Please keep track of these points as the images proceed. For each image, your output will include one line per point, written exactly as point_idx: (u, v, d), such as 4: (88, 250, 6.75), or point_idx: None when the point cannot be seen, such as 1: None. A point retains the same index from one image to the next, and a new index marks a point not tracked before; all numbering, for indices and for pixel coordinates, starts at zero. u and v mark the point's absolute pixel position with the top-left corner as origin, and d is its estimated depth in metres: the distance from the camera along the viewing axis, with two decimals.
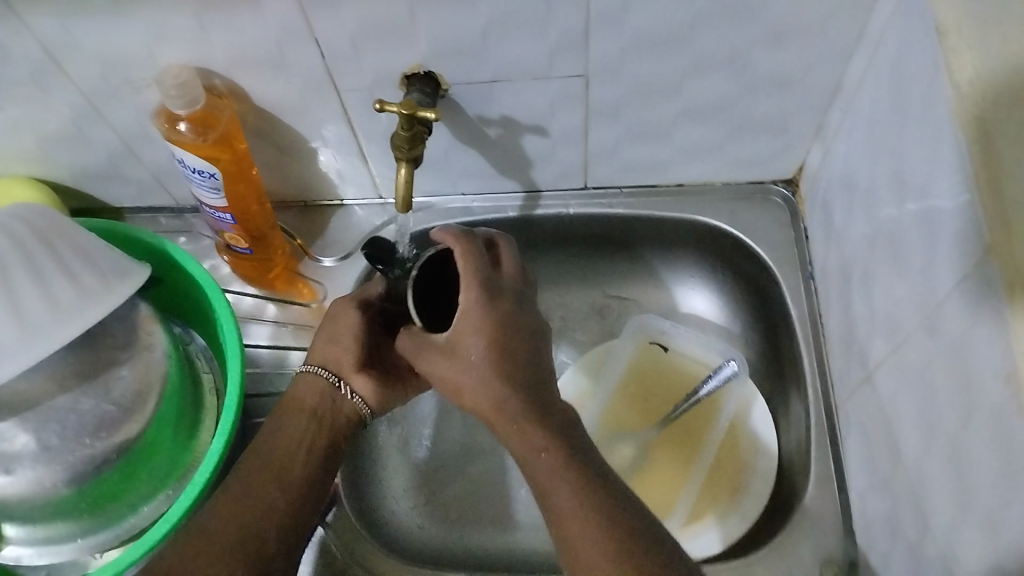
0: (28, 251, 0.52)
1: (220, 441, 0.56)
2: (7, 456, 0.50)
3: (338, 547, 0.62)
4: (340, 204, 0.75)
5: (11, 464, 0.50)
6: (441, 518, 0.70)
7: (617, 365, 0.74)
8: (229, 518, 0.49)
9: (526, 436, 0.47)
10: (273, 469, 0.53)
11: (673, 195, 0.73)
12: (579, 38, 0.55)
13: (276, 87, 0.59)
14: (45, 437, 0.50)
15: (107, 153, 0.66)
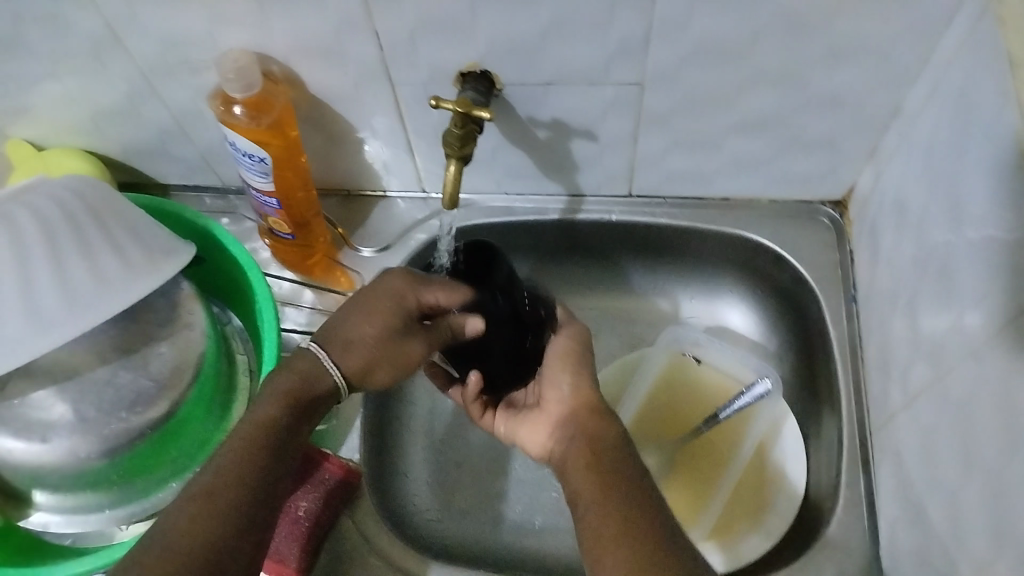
0: (78, 222, 0.53)
1: None
2: (44, 423, 0.50)
3: (354, 530, 0.62)
4: (383, 196, 0.75)
5: (47, 430, 0.51)
6: (459, 512, 0.70)
7: (647, 374, 0.73)
8: (226, 473, 0.45)
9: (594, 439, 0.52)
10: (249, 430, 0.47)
11: (718, 208, 0.72)
12: (638, 44, 0.55)
13: (330, 76, 0.59)
14: (83, 407, 0.51)
15: (159, 131, 0.67)
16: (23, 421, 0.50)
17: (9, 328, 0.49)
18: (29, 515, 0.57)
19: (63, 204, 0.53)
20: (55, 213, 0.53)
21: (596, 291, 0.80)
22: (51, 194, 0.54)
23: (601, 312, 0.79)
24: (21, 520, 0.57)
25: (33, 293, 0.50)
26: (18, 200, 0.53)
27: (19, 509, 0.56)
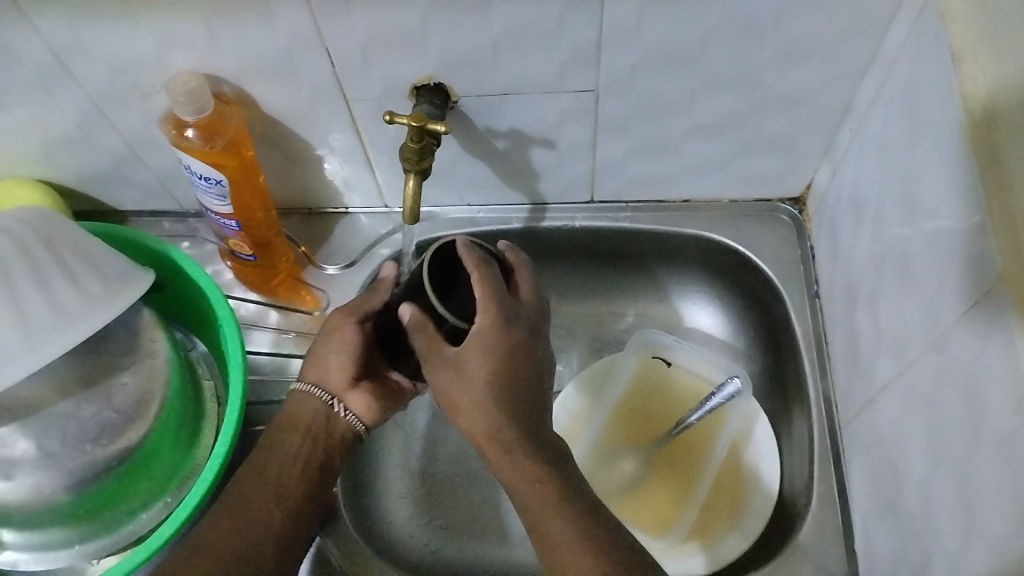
0: (34, 256, 0.53)
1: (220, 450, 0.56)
2: (6, 461, 0.49)
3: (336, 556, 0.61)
4: (345, 212, 0.75)
5: (9, 468, 0.50)
6: (439, 526, 0.70)
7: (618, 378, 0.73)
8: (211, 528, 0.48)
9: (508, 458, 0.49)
10: (272, 485, 0.52)
11: (680, 210, 0.72)
12: (591, 53, 0.55)
13: (285, 95, 0.59)
14: (45, 443, 0.50)
15: (113, 157, 0.66)
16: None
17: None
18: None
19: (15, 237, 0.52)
20: (8, 247, 0.52)
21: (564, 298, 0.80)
22: (4, 229, 0.53)
23: (570, 318, 0.79)
24: None
25: None
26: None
27: None
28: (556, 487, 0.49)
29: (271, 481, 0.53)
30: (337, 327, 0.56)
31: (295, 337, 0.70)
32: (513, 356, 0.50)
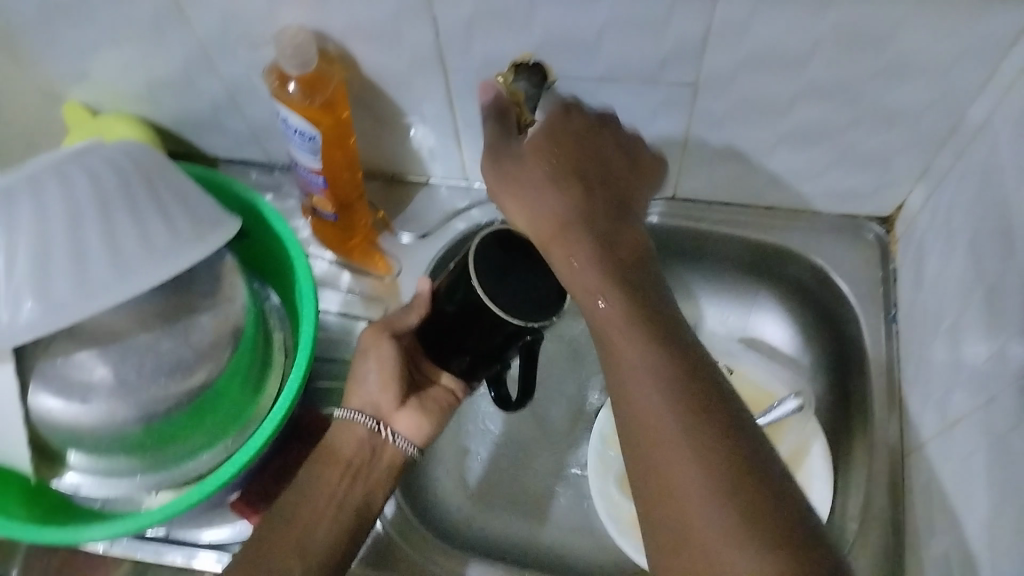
0: (132, 188, 0.53)
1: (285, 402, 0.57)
2: (84, 385, 0.52)
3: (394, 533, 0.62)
4: (425, 182, 0.75)
5: (86, 392, 0.52)
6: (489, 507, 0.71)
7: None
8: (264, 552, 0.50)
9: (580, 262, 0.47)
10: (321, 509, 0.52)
11: (764, 217, 0.71)
12: (696, 47, 0.54)
13: (385, 60, 0.60)
14: (122, 372, 0.52)
15: (212, 104, 0.67)
16: (64, 383, 0.52)
17: (61, 288, 0.50)
18: (60, 477, 0.58)
19: (117, 168, 0.54)
20: (110, 176, 0.53)
21: None
22: (107, 157, 0.54)
23: None
24: (53, 479, 0.58)
25: (83, 255, 0.51)
26: (75, 161, 0.53)
27: (54, 469, 0.57)
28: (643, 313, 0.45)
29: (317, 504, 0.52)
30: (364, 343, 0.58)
31: (364, 300, 0.71)
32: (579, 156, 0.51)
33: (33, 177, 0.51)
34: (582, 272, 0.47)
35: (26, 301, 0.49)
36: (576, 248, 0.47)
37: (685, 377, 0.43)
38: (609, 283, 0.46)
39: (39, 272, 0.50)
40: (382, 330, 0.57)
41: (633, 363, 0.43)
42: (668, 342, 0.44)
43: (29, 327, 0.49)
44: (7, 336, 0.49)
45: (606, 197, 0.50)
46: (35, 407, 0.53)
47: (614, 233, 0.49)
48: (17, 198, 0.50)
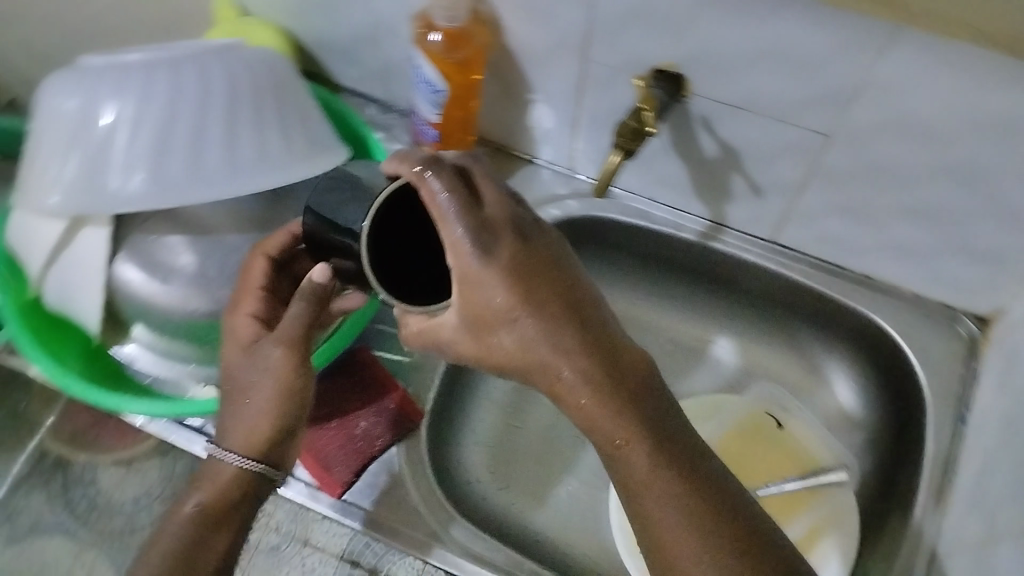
0: (264, 97, 0.55)
1: None
2: (167, 267, 0.55)
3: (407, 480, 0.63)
4: (531, 161, 0.75)
5: (169, 273, 0.55)
6: (508, 483, 0.71)
7: (713, 423, 0.70)
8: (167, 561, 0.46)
9: (586, 409, 0.43)
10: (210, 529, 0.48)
11: (858, 284, 0.69)
12: (842, 95, 0.53)
13: (530, 32, 0.60)
14: (210, 265, 0.55)
15: (353, 33, 0.69)
16: (149, 258, 0.55)
17: (172, 172, 0.52)
18: (120, 345, 0.60)
19: (253, 72, 0.54)
20: (245, 79, 0.54)
21: (702, 323, 0.78)
22: (248, 59, 0.54)
23: (698, 342, 0.78)
24: (113, 345, 0.60)
25: (199, 146, 0.52)
26: (217, 55, 0.53)
27: (117, 336, 0.59)
28: (659, 449, 0.43)
29: (214, 522, 0.48)
30: (272, 365, 0.48)
31: None
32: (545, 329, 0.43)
33: (173, 60, 0.52)
34: (540, 359, 0.43)
35: (137, 175, 0.52)
36: (552, 360, 0.43)
37: (662, 430, 0.43)
38: (575, 355, 0.43)
39: (156, 153, 0.52)
40: (290, 344, 0.49)
41: (617, 438, 0.43)
42: (644, 401, 0.44)
43: (134, 200, 0.52)
44: (112, 202, 0.52)
45: (546, 244, 0.44)
46: (118, 275, 0.56)
47: (566, 277, 0.44)
48: (154, 77, 0.51)
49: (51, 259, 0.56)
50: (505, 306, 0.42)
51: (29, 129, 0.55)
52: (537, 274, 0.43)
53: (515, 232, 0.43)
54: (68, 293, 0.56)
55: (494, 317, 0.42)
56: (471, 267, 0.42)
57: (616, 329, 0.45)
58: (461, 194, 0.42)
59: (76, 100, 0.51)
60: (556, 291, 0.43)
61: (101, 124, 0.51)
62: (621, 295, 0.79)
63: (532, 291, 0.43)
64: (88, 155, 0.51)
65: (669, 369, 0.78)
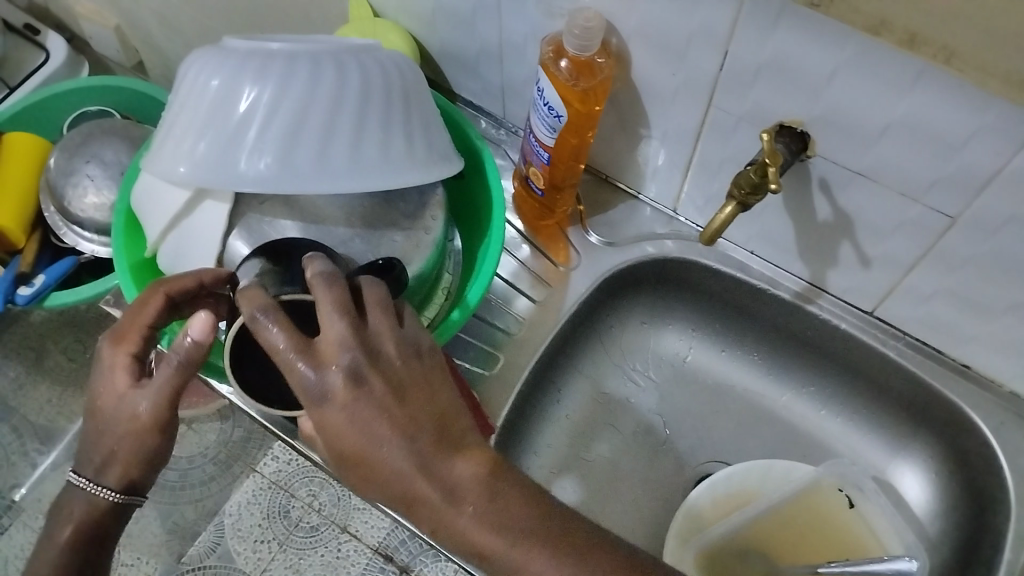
0: (391, 101, 0.56)
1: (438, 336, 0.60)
2: None
3: None
4: (633, 196, 0.75)
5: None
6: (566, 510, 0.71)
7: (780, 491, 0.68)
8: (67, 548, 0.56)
9: (458, 523, 0.44)
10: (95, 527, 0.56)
11: (954, 374, 0.66)
12: (974, 181, 0.51)
13: (658, 72, 0.60)
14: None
15: (479, 47, 0.70)
16: (261, 240, 0.56)
17: (299, 160, 0.53)
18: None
19: (385, 76, 0.57)
20: (377, 82, 0.56)
21: (782, 384, 0.76)
22: (381, 62, 0.57)
23: (776, 403, 0.77)
24: None
25: (328, 140, 0.54)
26: (353, 55, 0.56)
27: None
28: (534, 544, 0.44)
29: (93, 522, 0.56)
30: (127, 418, 0.51)
31: (534, 279, 0.73)
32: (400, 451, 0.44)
33: (315, 54, 0.54)
34: (400, 489, 0.44)
35: (265, 159, 0.53)
36: (407, 489, 0.44)
37: (518, 522, 0.44)
38: (429, 480, 0.44)
39: (287, 139, 0.53)
40: (161, 403, 0.51)
41: (479, 548, 0.44)
42: (498, 500, 0.45)
43: (258, 182, 0.53)
44: (238, 181, 0.53)
45: (388, 366, 0.46)
46: (230, 251, 0.57)
47: (412, 397, 0.46)
48: (296, 67, 0.54)
49: (171, 224, 0.59)
50: (360, 447, 0.44)
51: (167, 107, 0.58)
52: (381, 395, 0.45)
53: (351, 370, 0.44)
54: (181, 259, 0.59)
55: (365, 453, 0.44)
56: (329, 417, 0.44)
57: (460, 436, 0.46)
58: (298, 345, 0.44)
59: (220, 79, 0.54)
60: (406, 399, 0.45)
61: (240, 105, 0.53)
62: (624, 385, 0.78)
63: (375, 427, 0.44)
64: (220, 134, 0.53)
65: (740, 425, 0.76)
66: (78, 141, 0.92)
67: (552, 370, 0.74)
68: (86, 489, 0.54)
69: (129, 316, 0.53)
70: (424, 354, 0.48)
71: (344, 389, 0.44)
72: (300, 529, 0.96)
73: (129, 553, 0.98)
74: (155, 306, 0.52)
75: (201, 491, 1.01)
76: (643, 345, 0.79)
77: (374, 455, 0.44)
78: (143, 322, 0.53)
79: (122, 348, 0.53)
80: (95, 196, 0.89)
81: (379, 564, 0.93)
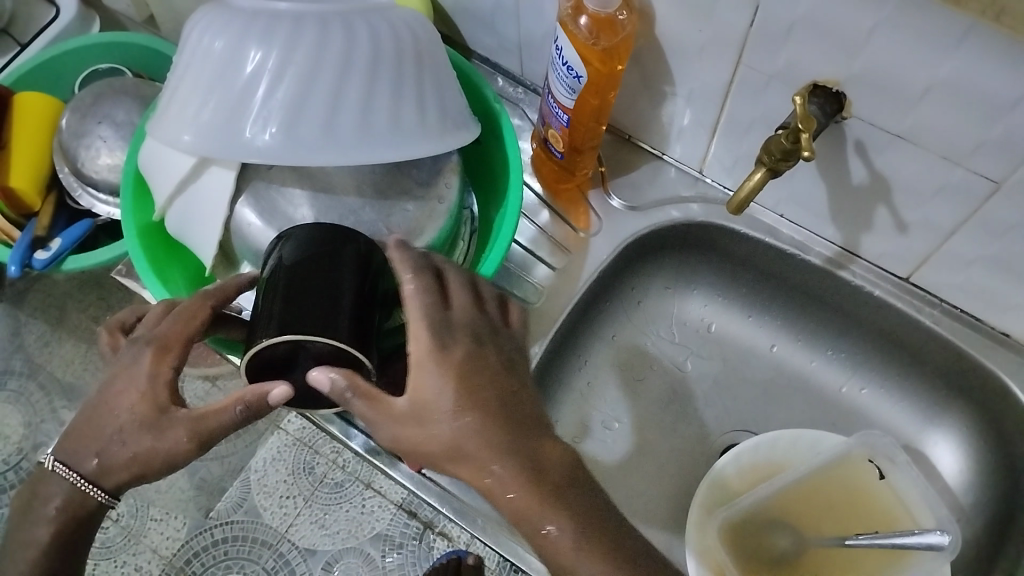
0: (402, 65, 0.54)
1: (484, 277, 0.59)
2: (288, 218, 0.54)
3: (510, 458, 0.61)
4: (658, 156, 0.72)
5: (285, 224, 0.54)
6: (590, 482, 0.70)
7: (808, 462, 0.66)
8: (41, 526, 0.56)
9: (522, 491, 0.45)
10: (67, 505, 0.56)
11: (992, 341, 0.63)
12: (1022, 145, 0.48)
13: (683, 28, 0.56)
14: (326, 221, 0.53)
15: (495, 3, 0.66)
16: (270, 207, 0.54)
17: (304, 129, 0.51)
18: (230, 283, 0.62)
19: (398, 38, 0.54)
20: (389, 44, 0.53)
21: (811, 350, 0.74)
22: (391, 23, 0.54)
23: (804, 367, 0.74)
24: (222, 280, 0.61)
25: (336, 110, 0.52)
26: (362, 15, 0.53)
27: (225, 271, 0.60)
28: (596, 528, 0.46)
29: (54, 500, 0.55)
30: (173, 444, 0.50)
31: (553, 245, 0.70)
32: (488, 408, 0.46)
33: (322, 15, 0.52)
34: (474, 450, 0.46)
35: (272, 129, 0.51)
36: (486, 458, 0.45)
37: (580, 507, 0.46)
38: (504, 446, 0.46)
39: (294, 108, 0.51)
40: (198, 442, 0.50)
41: (545, 528, 0.45)
42: (564, 485, 0.46)
43: (261, 152, 0.51)
44: (244, 152, 0.51)
45: (498, 348, 0.49)
46: (238, 218, 0.55)
47: (511, 375, 0.48)
48: (302, 29, 0.51)
49: (179, 189, 0.57)
50: (455, 408, 0.46)
51: (171, 70, 0.55)
52: (486, 368, 0.47)
53: (474, 337, 0.48)
54: (189, 225, 0.58)
55: (446, 408, 0.46)
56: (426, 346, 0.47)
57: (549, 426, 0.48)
58: (431, 292, 0.49)
59: (225, 40, 0.51)
60: (502, 370, 0.48)
61: (244, 71, 0.51)
62: (645, 357, 0.76)
63: (474, 389, 0.46)
64: (222, 102, 0.51)
65: (767, 393, 0.74)
66: (88, 101, 0.90)
67: (571, 338, 0.72)
68: (71, 481, 0.53)
69: (174, 325, 0.51)
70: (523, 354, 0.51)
71: (459, 345, 0.47)
72: (326, 486, 0.85)
73: (158, 508, 0.89)
74: (206, 319, 0.51)
75: (227, 447, 0.90)
76: (667, 310, 0.76)
77: (459, 404, 0.46)
78: (187, 334, 0.51)
79: (164, 361, 0.50)
80: (109, 157, 0.87)
81: (403, 520, 0.83)
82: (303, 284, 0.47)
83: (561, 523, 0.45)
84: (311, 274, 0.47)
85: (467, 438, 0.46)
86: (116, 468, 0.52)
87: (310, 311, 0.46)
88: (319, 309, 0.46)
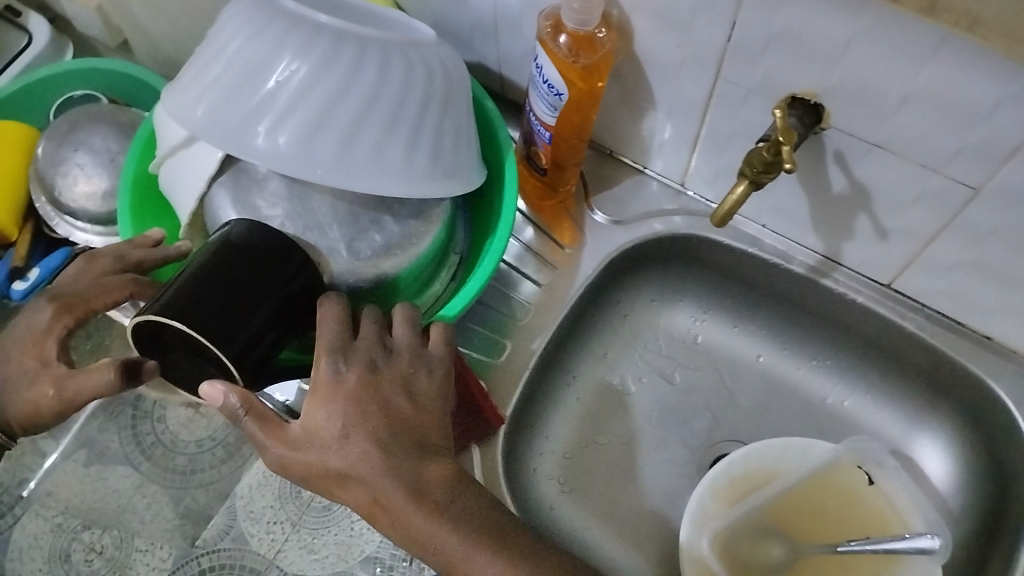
0: (406, 102, 0.54)
1: (475, 284, 0.60)
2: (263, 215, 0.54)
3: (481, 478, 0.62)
4: (639, 171, 0.73)
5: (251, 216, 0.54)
6: (591, 504, 0.70)
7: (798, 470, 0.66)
8: None
9: (408, 510, 0.48)
10: None
11: (975, 345, 0.64)
12: (998, 153, 0.49)
13: (663, 43, 0.57)
14: (290, 226, 0.53)
15: (474, 22, 0.66)
16: (246, 200, 0.54)
17: (282, 139, 0.51)
18: None
19: (410, 77, 0.54)
20: (399, 79, 0.53)
21: (797, 357, 0.75)
22: (409, 63, 0.54)
23: (791, 374, 0.75)
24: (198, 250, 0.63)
25: (324, 128, 0.52)
26: (382, 48, 0.53)
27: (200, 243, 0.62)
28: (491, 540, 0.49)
29: None
30: (40, 396, 0.57)
31: (538, 260, 0.71)
32: (378, 431, 0.48)
33: (341, 36, 0.51)
34: (361, 480, 0.48)
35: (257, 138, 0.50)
36: (374, 483, 0.48)
37: (472, 521, 0.49)
38: (386, 471, 0.48)
39: (286, 126, 0.51)
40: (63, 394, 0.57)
41: (433, 544, 0.48)
42: (453, 504, 0.49)
43: (237, 146, 0.51)
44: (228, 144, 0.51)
45: (397, 376, 0.51)
46: (213, 202, 0.55)
47: (413, 400, 0.50)
48: (313, 52, 0.51)
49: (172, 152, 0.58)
50: (342, 432, 0.48)
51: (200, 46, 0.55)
52: (375, 396, 0.49)
53: (370, 363, 0.50)
54: (175, 183, 0.58)
55: (327, 447, 0.48)
56: (323, 376, 0.49)
57: (436, 447, 0.51)
58: (338, 320, 0.51)
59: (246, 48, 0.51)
60: (397, 391, 0.50)
61: (252, 70, 0.51)
62: (631, 371, 0.76)
63: (369, 420, 0.48)
64: (222, 94, 0.51)
65: (756, 401, 0.75)
66: (65, 128, 0.88)
67: (558, 357, 0.72)
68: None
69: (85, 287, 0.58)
70: (437, 373, 0.53)
71: (353, 371, 0.49)
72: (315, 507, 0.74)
73: (144, 538, 0.73)
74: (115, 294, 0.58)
75: (214, 474, 0.76)
76: (652, 323, 0.77)
77: (346, 429, 0.48)
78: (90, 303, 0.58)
79: (62, 317, 0.58)
80: (86, 185, 0.86)
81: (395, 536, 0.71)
82: (209, 281, 0.48)
83: (445, 537, 0.48)
84: (223, 274, 0.48)
85: (355, 467, 0.48)
86: (25, 424, 0.60)
87: (206, 304, 0.47)
88: (227, 305, 0.47)
